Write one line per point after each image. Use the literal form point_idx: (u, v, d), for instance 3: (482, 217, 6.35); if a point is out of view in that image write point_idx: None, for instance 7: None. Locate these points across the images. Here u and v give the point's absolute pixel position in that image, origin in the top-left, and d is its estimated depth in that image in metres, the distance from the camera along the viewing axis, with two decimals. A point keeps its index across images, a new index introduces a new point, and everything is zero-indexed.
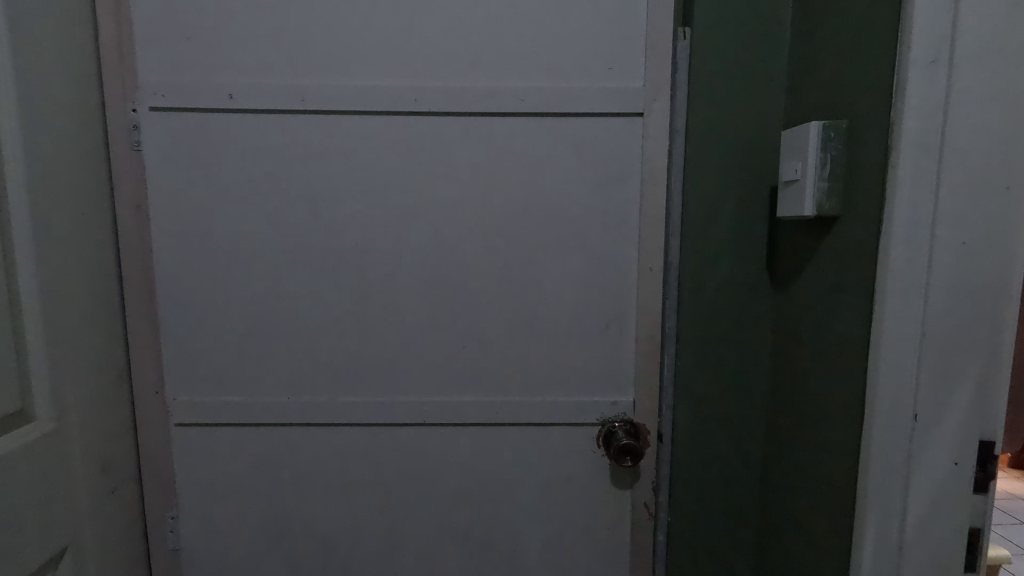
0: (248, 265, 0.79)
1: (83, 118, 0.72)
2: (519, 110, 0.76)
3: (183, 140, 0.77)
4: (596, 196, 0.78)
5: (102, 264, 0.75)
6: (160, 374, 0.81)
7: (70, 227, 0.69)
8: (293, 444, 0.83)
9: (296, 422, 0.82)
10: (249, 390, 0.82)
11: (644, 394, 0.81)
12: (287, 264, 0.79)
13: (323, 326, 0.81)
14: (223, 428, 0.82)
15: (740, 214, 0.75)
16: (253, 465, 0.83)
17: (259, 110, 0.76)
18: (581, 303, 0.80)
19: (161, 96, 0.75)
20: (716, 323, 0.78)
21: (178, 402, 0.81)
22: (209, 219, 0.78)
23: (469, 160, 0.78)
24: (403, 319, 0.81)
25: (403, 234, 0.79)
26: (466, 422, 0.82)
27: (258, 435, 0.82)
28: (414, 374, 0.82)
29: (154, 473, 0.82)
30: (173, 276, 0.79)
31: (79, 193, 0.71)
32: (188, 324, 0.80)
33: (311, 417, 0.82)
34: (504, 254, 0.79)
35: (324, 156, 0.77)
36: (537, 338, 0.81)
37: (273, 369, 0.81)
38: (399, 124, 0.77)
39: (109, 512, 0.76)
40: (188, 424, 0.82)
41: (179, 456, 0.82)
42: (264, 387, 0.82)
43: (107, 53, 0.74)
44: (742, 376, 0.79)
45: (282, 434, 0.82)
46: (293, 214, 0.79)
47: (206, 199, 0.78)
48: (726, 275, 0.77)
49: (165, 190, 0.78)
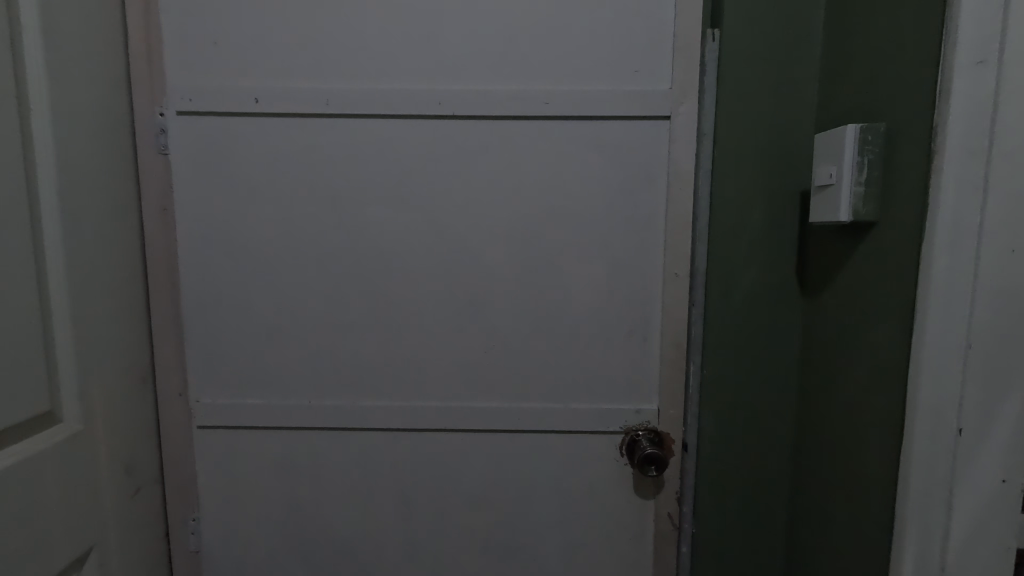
0: (271, 267, 0.80)
1: (112, 122, 0.72)
2: (544, 113, 0.76)
3: (209, 143, 0.77)
4: (620, 200, 0.77)
5: (129, 266, 0.76)
6: (185, 376, 0.81)
7: (97, 229, 0.70)
8: (314, 448, 0.83)
9: (317, 425, 0.82)
10: (271, 393, 0.82)
11: (668, 402, 0.79)
12: (310, 267, 0.79)
13: (345, 329, 0.81)
14: (244, 431, 0.82)
15: (769, 220, 0.74)
16: (274, 467, 0.83)
17: (284, 114, 0.76)
18: (605, 309, 0.79)
19: (189, 100, 0.76)
20: (744, 330, 0.76)
21: (201, 404, 0.81)
22: (234, 221, 0.79)
23: (493, 163, 0.77)
24: (424, 324, 0.80)
25: (425, 237, 0.79)
26: (486, 428, 0.81)
27: (279, 438, 0.82)
28: (435, 379, 0.81)
29: (176, 474, 0.82)
30: (198, 279, 0.80)
31: (107, 196, 0.72)
32: (211, 327, 0.81)
33: (332, 421, 0.82)
34: (527, 259, 0.79)
35: (348, 160, 0.77)
36: (560, 344, 0.80)
37: (295, 372, 0.81)
38: (423, 127, 0.76)
39: (133, 513, 0.77)
40: (210, 426, 0.82)
41: (202, 457, 0.83)
42: (286, 390, 0.82)
43: (137, 58, 0.75)
44: (771, 383, 0.77)
45: (303, 437, 0.82)
46: (317, 217, 0.79)
47: (231, 202, 0.78)
48: (756, 281, 0.75)
49: (191, 193, 0.78)
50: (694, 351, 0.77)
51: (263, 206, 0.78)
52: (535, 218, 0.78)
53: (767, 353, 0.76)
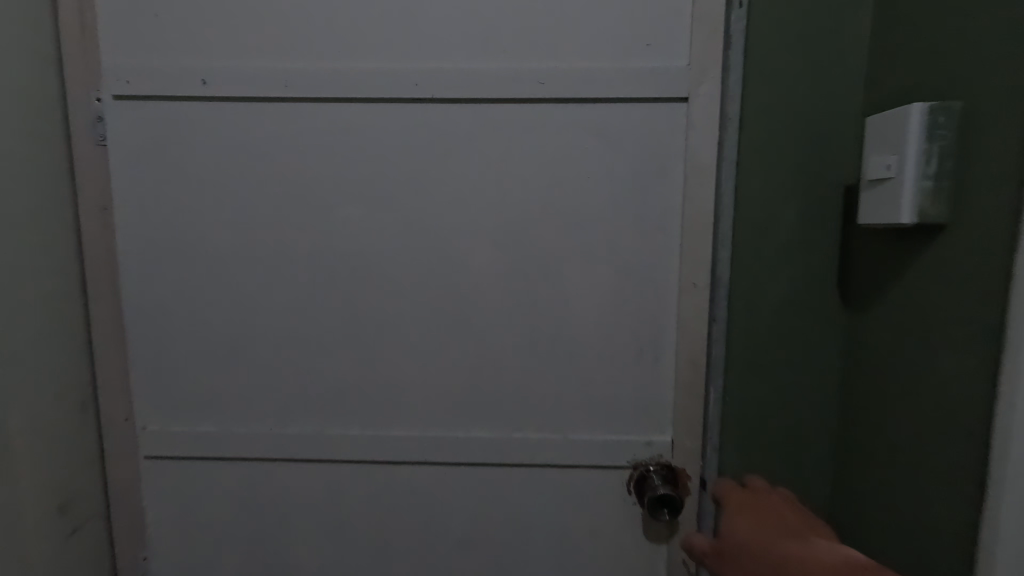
0: (227, 275, 0.69)
1: (37, 108, 0.63)
2: (539, 96, 0.64)
3: (153, 134, 0.67)
4: (629, 197, 0.66)
5: (62, 274, 0.66)
6: (130, 400, 0.71)
7: (17, 233, 0.60)
8: (277, 480, 0.73)
9: (280, 456, 0.72)
10: (228, 418, 0.72)
11: (684, 433, 0.68)
12: (271, 275, 0.69)
13: (311, 346, 0.70)
14: (199, 460, 0.72)
15: (805, 220, 0.63)
16: (234, 501, 0.73)
17: (237, 98, 0.66)
18: (609, 324, 0.68)
19: (127, 82, 0.66)
20: (775, 347, 0.66)
21: (149, 431, 0.71)
22: (182, 223, 0.69)
23: (479, 156, 0.66)
24: (402, 341, 0.70)
25: (402, 241, 0.68)
26: (474, 461, 0.71)
27: (237, 469, 0.73)
28: (414, 403, 0.71)
29: (124, 508, 0.73)
30: (143, 288, 0.70)
31: (31, 194, 0.62)
32: (159, 343, 0.71)
33: (297, 450, 0.72)
34: (519, 266, 0.68)
35: (312, 152, 0.67)
36: (557, 364, 0.69)
37: (256, 395, 0.71)
38: (398, 112, 0.66)
39: (69, 555, 0.67)
40: (160, 455, 0.72)
41: (151, 490, 0.73)
42: (244, 415, 0.72)
43: (68, 34, 0.65)
44: (807, 408, 0.67)
45: (266, 468, 0.72)
46: (278, 218, 0.68)
47: (179, 201, 0.68)
48: (789, 292, 0.65)
49: (134, 191, 0.68)
50: (715, 374, 0.66)
51: (216, 205, 0.68)
52: (529, 218, 0.67)
53: (801, 376, 0.66)
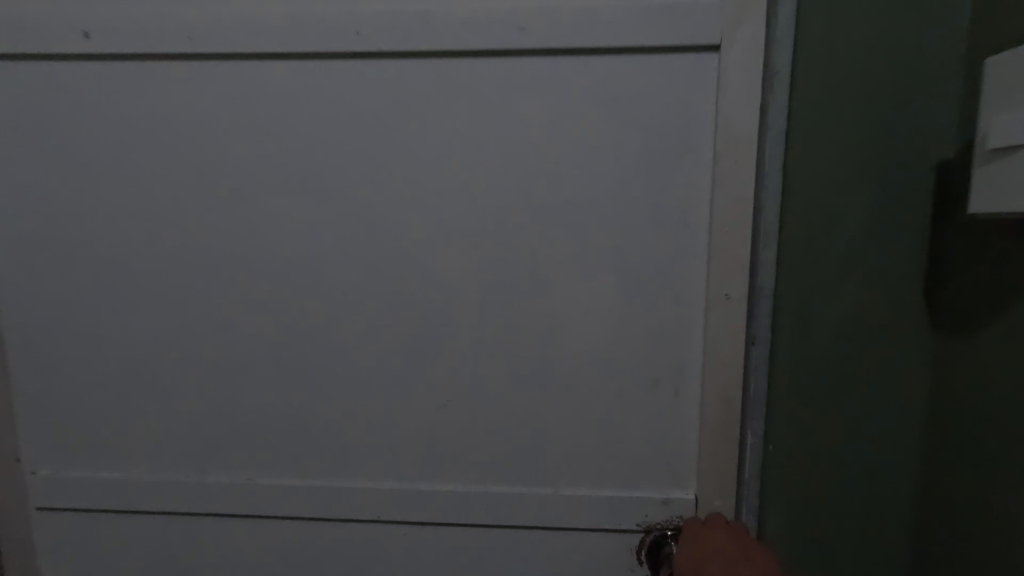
0: (128, 285, 0.55)
1: None
2: (520, 48, 0.49)
3: (34, 104, 0.53)
4: (638, 182, 0.50)
5: None
6: (23, 436, 0.58)
7: None
8: (201, 536, 0.59)
9: (201, 509, 0.58)
10: (139, 461, 0.58)
11: (711, 488, 0.52)
12: (184, 283, 0.55)
13: (236, 375, 0.56)
14: (105, 510, 0.59)
15: (881, 211, 0.47)
16: (150, 559, 0.60)
17: (133, 58, 0.51)
18: (613, 349, 0.52)
19: None
20: (839, 379, 0.49)
21: (46, 474, 0.59)
22: (73, 217, 0.55)
23: (443, 129, 0.51)
24: (349, 368, 0.55)
25: (346, 240, 0.53)
26: (441, 519, 0.56)
27: (152, 522, 0.59)
28: (365, 447, 0.56)
29: (22, 563, 0.61)
30: (30, 301, 0.56)
31: None
32: (53, 368, 0.57)
33: (222, 502, 0.58)
34: (495, 273, 0.52)
35: (230, 126, 0.52)
36: (546, 400, 0.54)
37: (169, 433, 0.57)
38: (338, 73, 0.51)
39: None
40: (61, 503, 0.59)
41: (54, 546, 0.60)
42: (158, 458, 0.58)
43: None
44: (878, 459, 0.51)
45: (187, 521, 0.59)
46: (190, 212, 0.54)
47: (67, 190, 0.54)
48: (858, 306, 0.48)
49: (13, 178, 0.54)
50: (755, 413, 0.51)
51: (113, 195, 0.54)
52: (508, 211, 0.51)
53: (873, 416, 0.50)
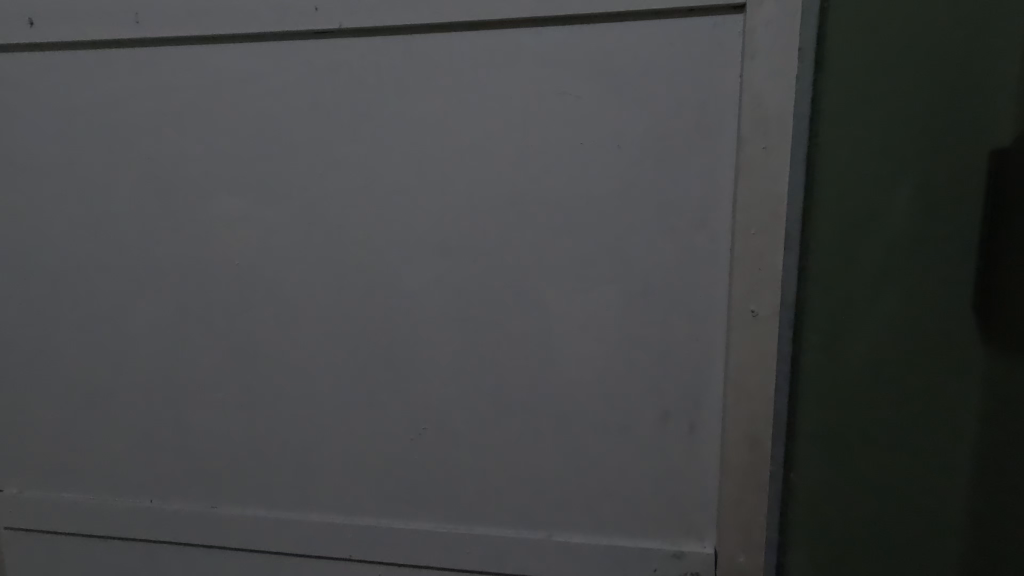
0: (76, 297, 0.49)
1: None
2: (506, 16, 0.41)
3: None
4: (647, 177, 0.41)
5: None
6: None
7: None
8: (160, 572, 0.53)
9: (160, 541, 0.52)
10: (93, 487, 0.53)
11: (733, 540, 0.44)
12: (132, 295, 0.49)
13: (191, 397, 0.50)
14: (64, 539, 0.54)
15: (927, 212, 0.39)
16: None
17: (73, 44, 0.45)
18: (618, 372, 0.44)
19: None
20: (870, 414, 0.41)
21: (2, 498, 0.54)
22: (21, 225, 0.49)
23: (416, 117, 0.43)
24: (313, 393, 0.48)
25: (307, 249, 0.46)
26: (421, 562, 0.49)
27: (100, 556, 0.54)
28: (334, 480, 0.49)
29: None
30: None
31: None
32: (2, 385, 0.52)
33: (180, 536, 0.52)
34: (479, 285, 0.45)
35: (177, 120, 0.45)
36: (537, 431, 0.46)
37: (123, 458, 0.52)
38: (294, 54, 0.43)
39: None
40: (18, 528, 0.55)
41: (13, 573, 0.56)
42: (113, 485, 0.52)
43: None
44: (924, 512, 0.42)
45: (144, 555, 0.53)
46: (136, 216, 0.47)
47: (11, 195, 0.49)
48: (896, 326, 0.40)
49: None
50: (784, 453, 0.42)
51: (57, 201, 0.48)
52: (490, 213, 0.44)
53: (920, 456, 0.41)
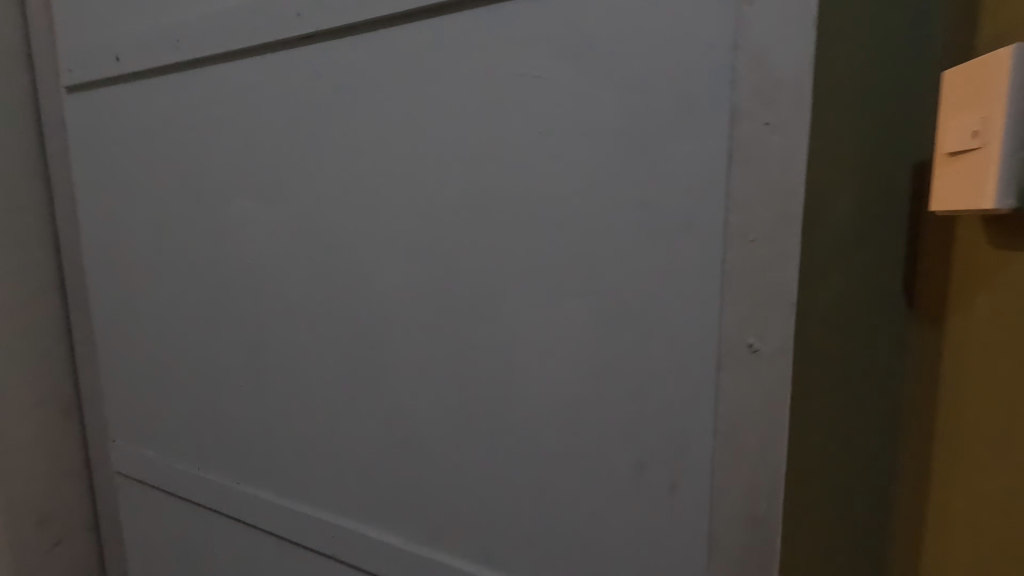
0: (136, 291, 0.56)
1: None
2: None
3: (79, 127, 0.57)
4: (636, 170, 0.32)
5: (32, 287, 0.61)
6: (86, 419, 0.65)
7: None
8: (197, 542, 0.59)
9: (195, 511, 0.58)
10: (152, 459, 0.60)
11: None
12: (169, 291, 0.54)
13: (208, 386, 0.53)
14: (138, 499, 0.63)
15: (868, 218, 0.33)
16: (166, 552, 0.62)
17: (145, 74, 0.51)
18: (595, 415, 0.36)
19: (71, 69, 0.55)
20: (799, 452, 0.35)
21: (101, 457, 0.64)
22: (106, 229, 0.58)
23: (387, 113, 0.40)
24: (300, 399, 0.48)
25: (296, 252, 0.46)
26: None
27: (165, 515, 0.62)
28: (317, 486, 0.49)
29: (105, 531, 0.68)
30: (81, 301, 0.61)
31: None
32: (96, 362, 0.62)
33: (209, 511, 0.57)
34: (445, 297, 0.40)
35: (200, 131, 0.49)
36: (509, 471, 0.39)
37: (169, 437, 0.58)
38: (286, 58, 0.43)
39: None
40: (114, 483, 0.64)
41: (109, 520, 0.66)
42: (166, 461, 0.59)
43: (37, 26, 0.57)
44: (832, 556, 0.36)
45: (188, 522, 0.59)
46: (173, 220, 0.52)
47: (98, 203, 0.57)
48: (829, 347, 0.34)
49: (67, 191, 0.59)
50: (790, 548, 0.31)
51: (126, 208, 0.55)
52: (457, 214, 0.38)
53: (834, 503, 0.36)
